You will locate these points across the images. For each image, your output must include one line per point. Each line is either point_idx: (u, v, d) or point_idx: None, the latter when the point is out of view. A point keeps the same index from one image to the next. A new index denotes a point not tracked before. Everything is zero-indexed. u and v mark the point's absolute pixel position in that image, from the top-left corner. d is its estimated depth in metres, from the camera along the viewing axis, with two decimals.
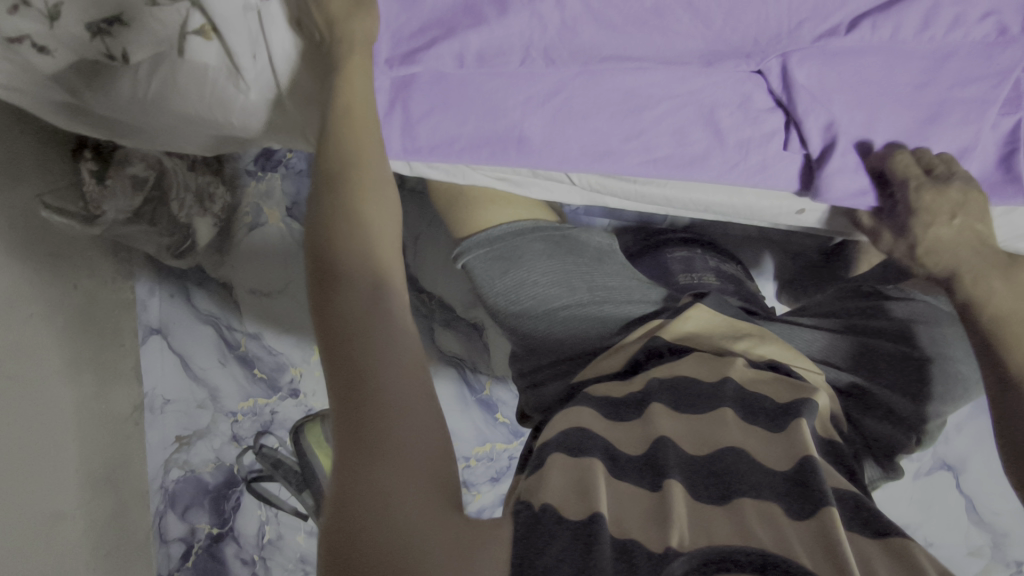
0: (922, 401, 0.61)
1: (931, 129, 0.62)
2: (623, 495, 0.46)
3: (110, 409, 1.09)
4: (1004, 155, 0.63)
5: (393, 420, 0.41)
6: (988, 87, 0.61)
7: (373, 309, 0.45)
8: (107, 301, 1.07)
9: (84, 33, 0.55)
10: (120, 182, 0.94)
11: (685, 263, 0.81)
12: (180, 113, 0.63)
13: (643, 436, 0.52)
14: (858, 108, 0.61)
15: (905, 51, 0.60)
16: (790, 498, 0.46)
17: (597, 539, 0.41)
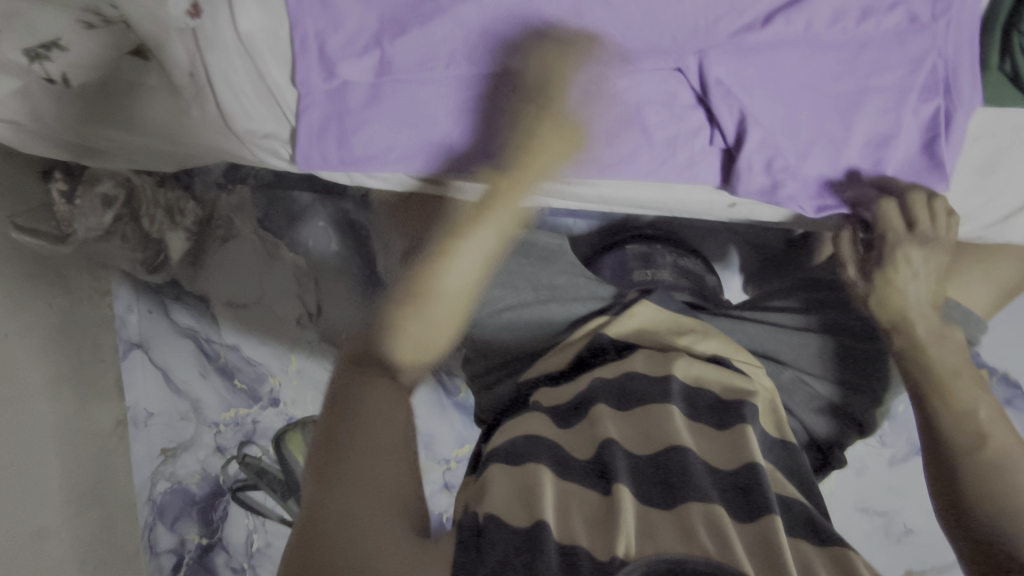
0: (853, 389, 0.67)
1: (850, 121, 0.62)
2: (571, 497, 0.47)
3: (93, 425, 1.11)
4: (924, 142, 0.62)
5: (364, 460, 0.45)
6: (903, 75, 0.59)
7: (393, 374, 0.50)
8: (84, 318, 1.09)
9: (21, 58, 0.56)
10: (89, 201, 0.97)
11: (644, 258, 0.81)
12: (129, 129, 0.65)
13: (587, 436, 0.53)
14: (775, 100, 0.61)
15: (813, 42, 0.58)
16: (735, 500, 0.48)
17: (542, 544, 0.42)
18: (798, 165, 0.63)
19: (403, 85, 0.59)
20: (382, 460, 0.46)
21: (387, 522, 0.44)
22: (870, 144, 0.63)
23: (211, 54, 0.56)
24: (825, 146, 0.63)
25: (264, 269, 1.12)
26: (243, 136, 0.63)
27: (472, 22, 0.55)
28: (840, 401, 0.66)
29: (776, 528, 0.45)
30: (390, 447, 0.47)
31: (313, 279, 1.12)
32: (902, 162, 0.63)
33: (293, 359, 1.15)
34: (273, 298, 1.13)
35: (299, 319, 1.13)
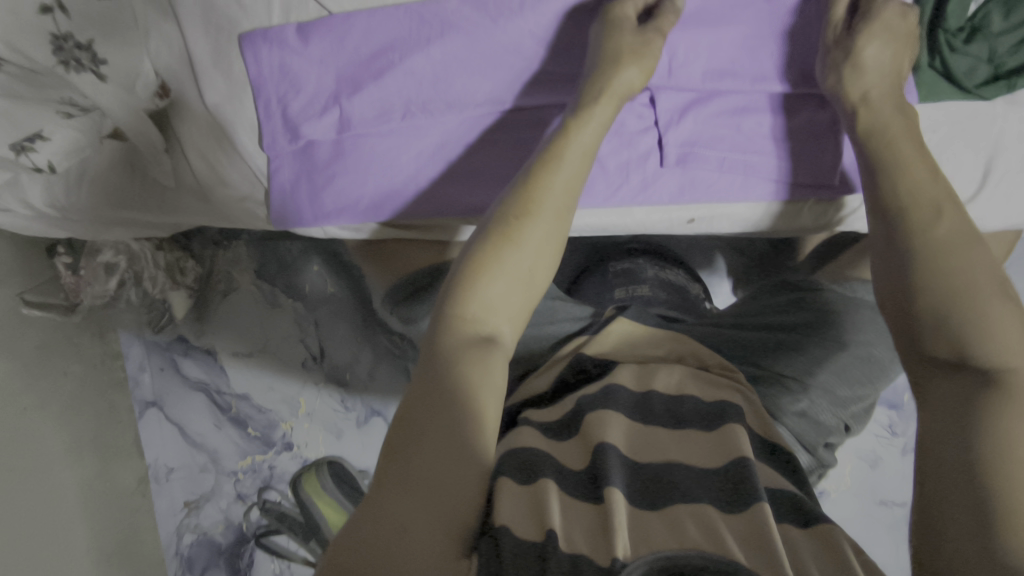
0: (846, 382, 0.63)
1: (764, 150, 0.69)
2: (570, 511, 0.47)
3: (115, 484, 1.13)
4: (828, 172, 0.69)
5: (412, 510, 0.43)
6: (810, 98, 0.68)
7: (446, 411, 0.47)
8: (98, 381, 1.13)
9: (8, 151, 0.60)
10: (93, 270, 1.00)
11: (627, 275, 0.83)
12: (117, 210, 0.71)
13: (582, 451, 0.53)
14: (705, 129, 0.69)
15: (731, 80, 0.67)
16: (726, 494, 0.48)
17: (549, 552, 0.42)
18: (730, 170, 0.70)
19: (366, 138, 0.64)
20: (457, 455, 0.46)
21: (439, 544, 0.42)
22: (783, 170, 0.70)
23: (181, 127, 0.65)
24: (739, 172, 0.70)
25: (265, 318, 1.16)
26: (222, 202, 0.69)
27: (423, 74, 0.61)
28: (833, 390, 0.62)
29: (769, 519, 0.45)
30: (463, 453, 0.46)
31: (312, 321, 1.16)
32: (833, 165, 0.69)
33: (302, 403, 1.18)
34: (277, 343, 1.17)
35: (304, 362, 1.17)
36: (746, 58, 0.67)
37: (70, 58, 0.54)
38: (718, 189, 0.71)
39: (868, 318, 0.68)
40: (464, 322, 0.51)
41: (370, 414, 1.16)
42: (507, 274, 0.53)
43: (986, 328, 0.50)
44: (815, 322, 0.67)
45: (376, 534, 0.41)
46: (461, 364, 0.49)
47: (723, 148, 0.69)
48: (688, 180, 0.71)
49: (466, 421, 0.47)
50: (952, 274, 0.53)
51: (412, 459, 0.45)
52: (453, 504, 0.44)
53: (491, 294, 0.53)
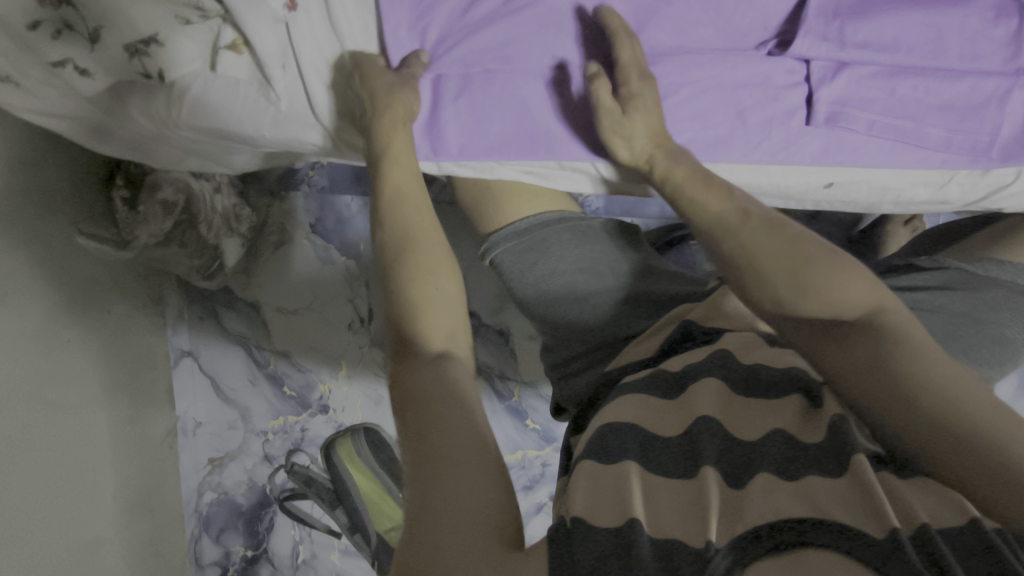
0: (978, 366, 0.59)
1: (918, 117, 0.60)
2: (658, 493, 0.44)
3: (145, 434, 1.10)
4: (983, 145, 0.61)
5: (444, 482, 0.42)
6: (1007, 52, 0.59)
7: (434, 377, 0.48)
8: (138, 324, 1.10)
9: (122, 53, 0.56)
10: (153, 207, 0.95)
11: (711, 254, 0.81)
12: (207, 129, 0.65)
13: (686, 416, 0.51)
14: (859, 90, 0.59)
15: (901, 42, 0.58)
16: (823, 461, 0.45)
17: (636, 545, 0.39)
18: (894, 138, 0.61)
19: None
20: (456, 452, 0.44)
21: (481, 518, 0.41)
22: (937, 141, 0.61)
23: (302, 45, 0.59)
24: (889, 138, 0.61)
25: (316, 275, 1.13)
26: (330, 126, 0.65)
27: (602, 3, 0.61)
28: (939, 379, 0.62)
29: (869, 476, 0.42)
30: (471, 413, 0.46)
31: (364, 282, 1.14)
32: (1008, 137, 0.61)
33: (343, 366, 1.16)
34: (324, 302, 1.14)
35: (351, 325, 1.15)
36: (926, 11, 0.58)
37: None
38: (884, 150, 0.62)
39: (1001, 298, 0.62)
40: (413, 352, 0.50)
41: None
42: (439, 296, 0.53)
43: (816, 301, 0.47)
44: (947, 306, 0.61)
45: (421, 552, 0.40)
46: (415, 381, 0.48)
47: (899, 113, 0.60)
48: (841, 137, 0.61)
49: (454, 380, 0.48)
50: (792, 283, 0.47)
51: (422, 474, 0.43)
52: (480, 500, 0.42)
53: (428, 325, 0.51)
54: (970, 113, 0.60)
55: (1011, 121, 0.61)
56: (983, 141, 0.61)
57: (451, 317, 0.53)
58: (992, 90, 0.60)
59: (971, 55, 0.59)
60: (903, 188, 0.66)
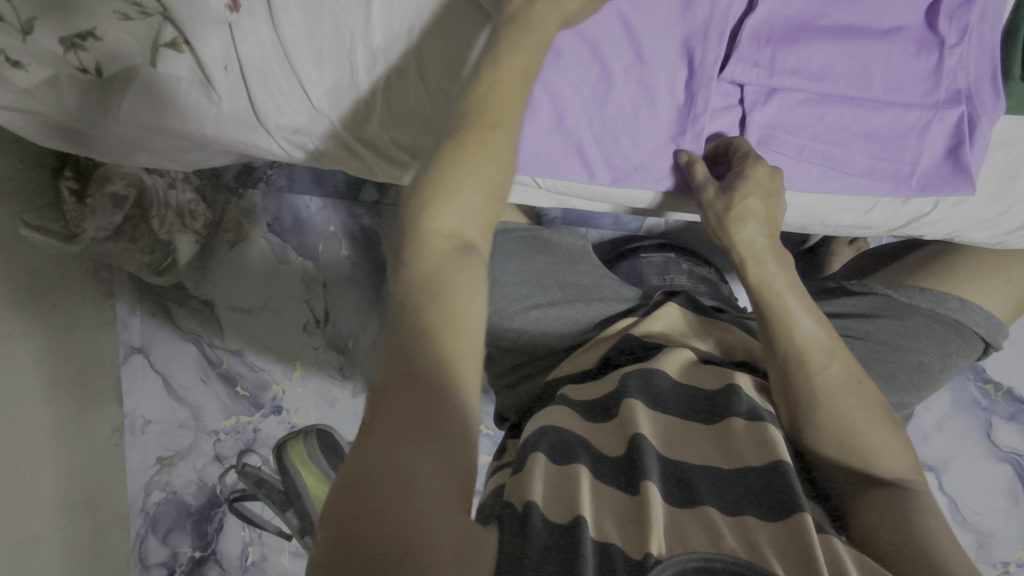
0: (897, 390, 0.59)
1: (845, 143, 0.62)
2: (602, 500, 0.42)
3: (90, 431, 1.07)
4: (903, 175, 0.63)
5: (424, 431, 0.36)
6: (928, 89, 0.60)
7: (447, 276, 0.40)
8: (87, 319, 1.07)
9: (58, 46, 0.57)
10: (101, 200, 0.95)
11: (661, 268, 0.82)
12: (152, 127, 0.65)
13: (614, 435, 0.49)
14: (789, 115, 0.62)
15: (828, 70, 0.59)
16: (762, 502, 0.43)
17: (580, 544, 0.37)
18: (818, 162, 0.63)
19: (410, 86, 0.59)
20: (464, 382, 0.38)
21: (454, 474, 0.36)
22: (862, 167, 0.63)
23: (245, 47, 0.58)
24: (817, 163, 0.63)
25: (275, 274, 1.12)
26: (273, 131, 0.64)
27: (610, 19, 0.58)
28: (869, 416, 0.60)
29: (810, 531, 0.40)
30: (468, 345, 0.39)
31: (321, 284, 1.12)
32: (926, 167, 0.63)
33: (297, 367, 1.15)
34: (280, 303, 1.12)
35: (306, 325, 1.13)
36: (852, 42, 0.59)
37: None
38: (809, 175, 0.64)
39: (921, 325, 0.64)
40: (435, 239, 0.41)
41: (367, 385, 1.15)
42: (485, 174, 0.42)
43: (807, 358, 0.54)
44: (871, 333, 0.63)
45: (381, 473, 0.34)
46: (457, 281, 0.40)
47: (825, 138, 0.62)
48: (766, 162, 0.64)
49: (468, 285, 0.40)
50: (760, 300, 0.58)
51: (413, 398, 0.36)
52: (457, 457, 0.37)
53: (460, 203, 0.41)
54: (892, 142, 0.62)
55: (930, 153, 0.63)
56: (910, 163, 0.63)
57: (490, 192, 0.43)
58: (913, 121, 0.61)
59: (893, 87, 0.60)
60: (833, 207, 0.68)
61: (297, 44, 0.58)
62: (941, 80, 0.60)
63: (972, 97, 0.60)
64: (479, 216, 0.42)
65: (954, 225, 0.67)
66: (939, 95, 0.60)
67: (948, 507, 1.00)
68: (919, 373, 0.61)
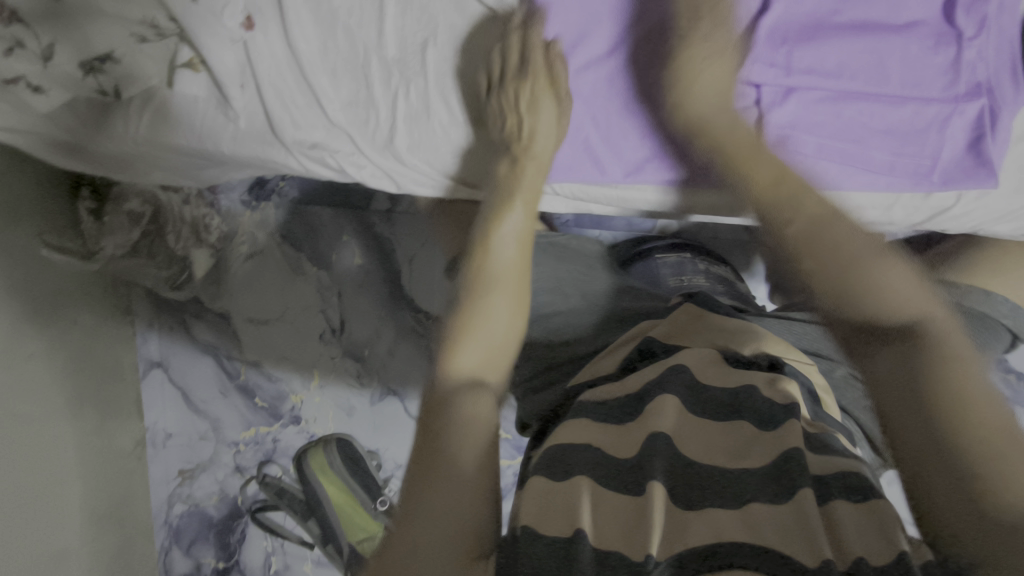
0: None
1: (863, 140, 0.62)
2: (603, 506, 0.43)
3: (112, 445, 1.09)
4: (925, 169, 0.63)
5: (433, 499, 0.42)
6: (948, 82, 0.60)
7: (467, 392, 0.48)
8: (107, 334, 1.09)
9: (77, 70, 0.56)
10: (118, 217, 0.98)
11: (676, 268, 0.83)
12: (169, 146, 0.66)
13: (636, 435, 0.48)
14: (807, 113, 0.61)
15: (845, 68, 0.59)
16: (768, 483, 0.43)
17: (580, 556, 0.39)
18: (837, 159, 0.62)
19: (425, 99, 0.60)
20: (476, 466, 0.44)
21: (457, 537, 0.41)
22: (882, 163, 0.63)
23: (261, 65, 0.58)
24: (836, 161, 0.63)
25: (291, 282, 1.12)
26: (290, 145, 0.64)
27: (607, 22, 0.58)
28: None
29: (813, 512, 0.40)
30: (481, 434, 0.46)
31: (336, 293, 1.13)
32: (948, 160, 0.62)
33: (316, 377, 1.15)
34: (296, 313, 1.13)
35: (322, 335, 1.14)
36: (869, 38, 0.59)
37: None
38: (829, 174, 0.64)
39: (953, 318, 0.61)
40: (454, 375, 0.49)
41: (384, 393, 1.14)
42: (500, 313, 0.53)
43: (878, 303, 0.48)
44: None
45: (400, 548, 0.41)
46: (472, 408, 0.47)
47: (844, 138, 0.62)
48: None
49: (484, 394, 0.49)
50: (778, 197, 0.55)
51: (427, 480, 0.43)
52: (461, 523, 0.42)
53: (482, 334, 0.51)
54: (912, 137, 0.62)
55: (951, 146, 0.62)
56: (933, 155, 0.62)
57: (507, 328, 0.53)
58: (934, 115, 0.61)
59: (911, 81, 0.60)
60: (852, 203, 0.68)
61: (313, 60, 0.58)
62: (961, 73, 0.59)
63: (993, 88, 0.60)
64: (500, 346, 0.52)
65: (977, 218, 0.67)
66: (959, 88, 0.60)
67: None
68: None
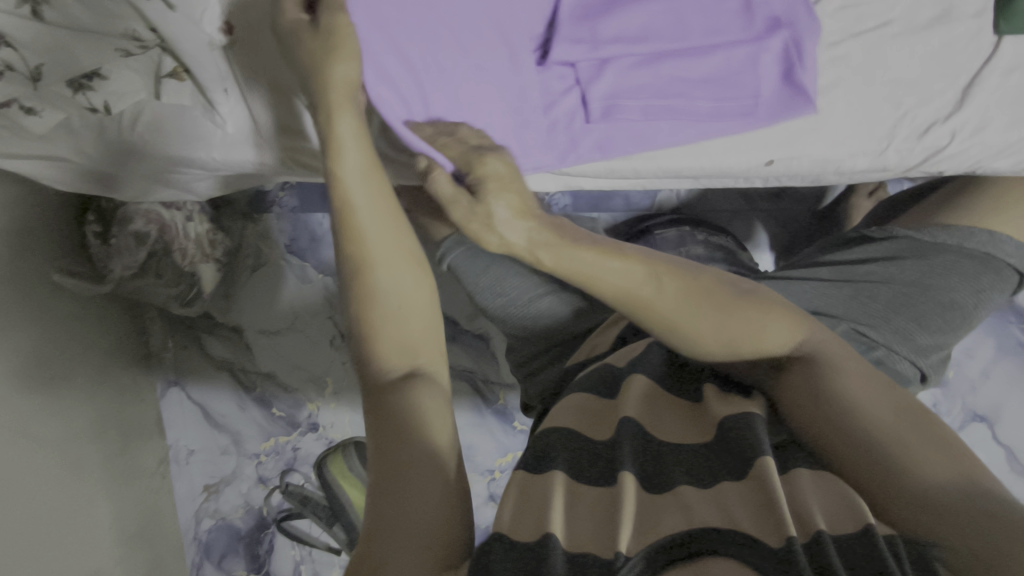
0: (926, 329, 0.58)
1: (687, 93, 0.67)
2: (579, 506, 0.41)
3: (137, 466, 1.10)
4: (750, 108, 0.69)
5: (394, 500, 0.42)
6: (739, 28, 0.67)
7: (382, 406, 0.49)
8: (122, 358, 1.10)
9: (66, 89, 0.58)
10: (124, 239, 0.96)
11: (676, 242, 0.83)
12: (162, 160, 0.67)
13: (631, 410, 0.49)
14: (625, 80, 0.66)
15: (648, 31, 0.65)
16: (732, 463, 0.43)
17: (548, 558, 0.36)
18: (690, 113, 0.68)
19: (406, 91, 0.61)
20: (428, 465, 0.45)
21: (423, 535, 0.41)
22: (707, 111, 0.68)
23: (242, 67, 0.59)
24: (667, 119, 0.68)
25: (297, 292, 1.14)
26: (274, 142, 0.66)
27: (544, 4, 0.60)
28: (916, 338, 0.56)
29: (769, 480, 0.40)
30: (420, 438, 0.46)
31: None
32: (772, 94, 0.69)
33: (330, 384, 1.16)
34: (306, 321, 1.15)
35: (333, 340, 1.15)
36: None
37: None
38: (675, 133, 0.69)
39: (950, 262, 0.62)
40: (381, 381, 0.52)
41: None
42: (389, 303, 0.53)
43: (762, 350, 0.51)
44: (897, 276, 0.61)
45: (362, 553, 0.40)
46: (396, 397, 0.49)
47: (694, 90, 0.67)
48: (639, 127, 0.69)
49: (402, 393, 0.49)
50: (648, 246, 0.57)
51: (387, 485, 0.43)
52: (427, 519, 0.42)
53: (380, 343, 0.52)
54: (728, 81, 0.68)
55: (791, 83, 0.68)
56: None
57: (393, 323, 0.53)
58: (742, 58, 0.67)
59: (713, 30, 0.66)
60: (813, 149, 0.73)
61: None
62: (753, 13, 0.67)
63: (794, 22, 0.67)
64: (400, 340, 0.53)
65: (971, 154, 0.71)
66: (756, 27, 0.67)
67: (1004, 456, 0.95)
68: (951, 311, 0.59)
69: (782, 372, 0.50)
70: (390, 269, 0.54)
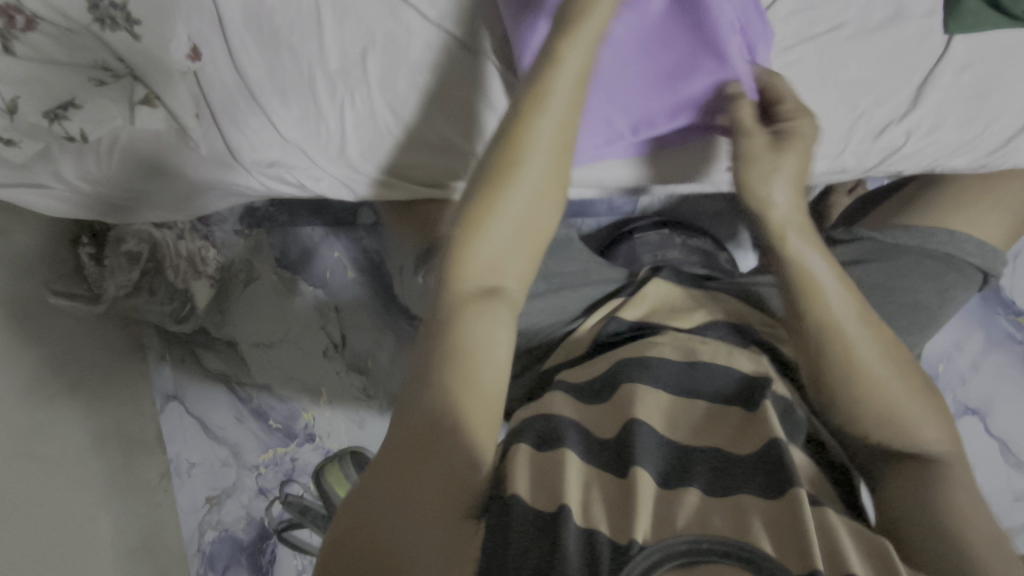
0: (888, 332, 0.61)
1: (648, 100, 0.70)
2: (590, 489, 0.44)
3: (137, 479, 1.12)
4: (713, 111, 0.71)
5: (425, 465, 0.41)
6: None
7: (465, 324, 0.46)
8: (120, 374, 1.12)
9: (42, 120, 0.60)
10: (117, 259, 1.01)
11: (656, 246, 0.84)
12: (143, 182, 0.71)
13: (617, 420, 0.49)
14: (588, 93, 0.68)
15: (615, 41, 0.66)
16: (757, 475, 0.45)
17: (562, 540, 0.39)
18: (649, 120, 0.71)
19: None
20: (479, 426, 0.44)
21: (449, 503, 0.41)
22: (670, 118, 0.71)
23: (211, 91, 0.66)
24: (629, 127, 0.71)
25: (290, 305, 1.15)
26: (250, 167, 0.71)
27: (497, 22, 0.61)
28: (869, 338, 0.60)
29: (805, 512, 0.41)
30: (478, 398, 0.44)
31: (334, 309, 1.16)
32: None
33: (324, 394, 1.17)
34: None
35: (326, 352, 1.16)
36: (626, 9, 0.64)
37: (105, 16, 0.55)
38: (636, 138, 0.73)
39: (910, 264, 0.67)
40: (465, 283, 0.48)
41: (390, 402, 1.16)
42: (514, 212, 0.49)
43: (891, 409, 0.55)
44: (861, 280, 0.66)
45: (382, 512, 0.40)
46: (473, 322, 0.46)
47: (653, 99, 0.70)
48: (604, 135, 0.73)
49: (493, 327, 0.46)
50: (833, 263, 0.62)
51: (422, 445, 0.42)
52: (450, 489, 0.41)
53: (489, 245, 0.48)
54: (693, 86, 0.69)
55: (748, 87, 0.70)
56: None
57: (519, 244, 0.49)
58: None
59: None
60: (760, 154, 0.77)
61: (258, 81, 0.65)
62: None
63: (746, 29, 0.66)
64: (509, 263, 0.49)
65: (932, 153, 0.74)
66: None
67: (1000, 450, 0.94)
68: (906, 312, 0.65)
69: (900, 463, 0.54)
70: (533, 183, 0.50)
